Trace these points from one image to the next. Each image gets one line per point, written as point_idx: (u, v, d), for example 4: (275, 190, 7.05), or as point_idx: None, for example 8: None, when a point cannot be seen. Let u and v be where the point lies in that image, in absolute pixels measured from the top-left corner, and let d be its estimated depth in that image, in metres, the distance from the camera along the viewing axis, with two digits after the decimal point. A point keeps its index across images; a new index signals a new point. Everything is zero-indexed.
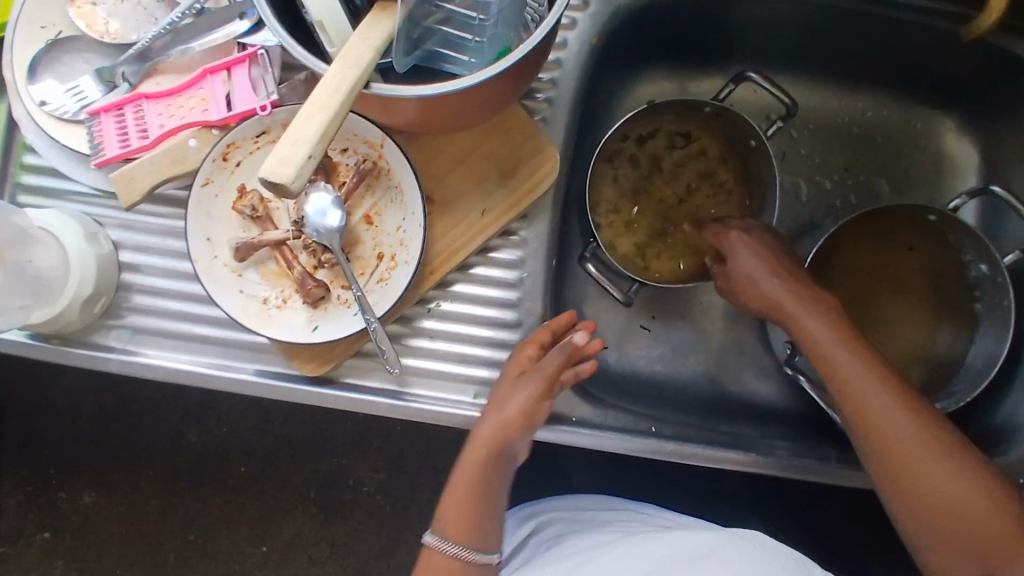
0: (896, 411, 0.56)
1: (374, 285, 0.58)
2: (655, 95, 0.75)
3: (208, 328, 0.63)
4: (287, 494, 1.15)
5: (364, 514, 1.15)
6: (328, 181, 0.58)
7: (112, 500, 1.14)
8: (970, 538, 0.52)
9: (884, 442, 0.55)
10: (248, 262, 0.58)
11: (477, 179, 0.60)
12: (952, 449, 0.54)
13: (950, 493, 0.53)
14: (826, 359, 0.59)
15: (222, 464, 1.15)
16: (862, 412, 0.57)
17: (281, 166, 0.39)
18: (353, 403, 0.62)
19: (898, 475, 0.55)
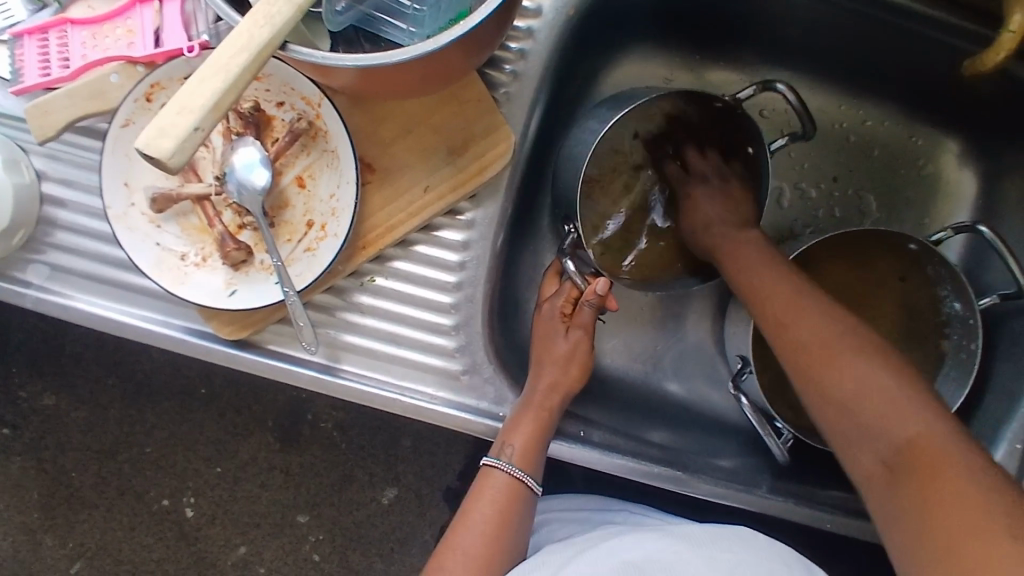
0: (827, 332, 0.53)
1: (300, 253, 0.55)
2: (639, 73, 0.71)
3: (128, 276, 0.59)
4: (245, 420, 1.14)
5: (321, 448, 1.14)
6: (259, 136, 0.54)
7: (72, 404, 1.14)
8: (894, 447, 0.48)
9: (826, 366, 0.52)
10: (168, 213, 0.55)
11: (423, 152, 0.56)
12: (867, 349, 0.51)
13: (899, 397, 0.49)
14: (769, 298, 0.57)
15: (182, 384, 1.14)
16: (799, 345, 0.54)
17: (162, 139, 0.36)
18: (272, 371, 0.59)
19: (832, 398, 0.51)
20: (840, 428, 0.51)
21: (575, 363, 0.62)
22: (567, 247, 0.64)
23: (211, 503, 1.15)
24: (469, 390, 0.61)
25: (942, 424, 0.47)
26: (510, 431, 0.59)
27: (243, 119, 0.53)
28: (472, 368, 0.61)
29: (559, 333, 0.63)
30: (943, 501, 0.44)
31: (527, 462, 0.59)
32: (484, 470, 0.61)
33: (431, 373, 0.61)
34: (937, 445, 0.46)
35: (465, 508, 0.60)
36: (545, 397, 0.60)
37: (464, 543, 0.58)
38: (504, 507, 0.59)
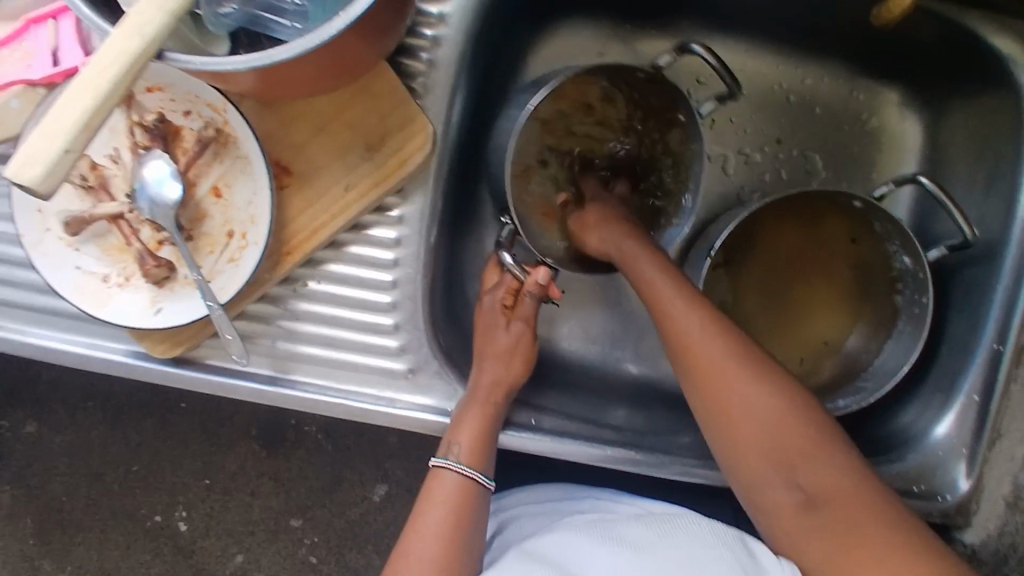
0: (717, 346, 0.53)
1: (224, 264, 0.54)
2: (570, 49, 0.69)
3: (56, 302, 0.58)
4: (230, 430, 1.14)
5: (308, 450, 1.14)
6: (168, 149, 0.53)
7: (53, 430, 1.13)
8: (801, 467, 0.51)
9: (725, 391, 0.52)
10: (85, 236, 0.54)
11: (340, 150, 0.55)
12: (760, 367, 0.53)
13: (793, 418, 0.52)
14: (654, 299, 0.56)
15: (164, 400, 1.13)
16: (693, 362, 0.53)
17: (30, 165, 0.34)
18: (212, 386, 0.58)
19: (733, 429, 0.52)
20: (750, 463, 0.52)
21: (517, 355, 0.61)
22: (505, 239, 0.63)
23: (203, 515, 1.14)
24: (414, 388, 0.60)
25: (832, 462, 0.51)
26: (455, 429, 0.58)
27: (149, 133, 0.52)
28: (416, 366, 0.60)
29: (501, 325, 0.62)
30: (850, 512, 0.49)
31: (474, 461, 0.58)
32: (433, 472, 0.60)
33: (374, 374, 0.59)
34: (837, 489, 0.50)
35: (417, 514, 0.58)
36: (489, 391, 0.59)
37: (420, 551, 0.55)
38: (459, 512, 0.57)
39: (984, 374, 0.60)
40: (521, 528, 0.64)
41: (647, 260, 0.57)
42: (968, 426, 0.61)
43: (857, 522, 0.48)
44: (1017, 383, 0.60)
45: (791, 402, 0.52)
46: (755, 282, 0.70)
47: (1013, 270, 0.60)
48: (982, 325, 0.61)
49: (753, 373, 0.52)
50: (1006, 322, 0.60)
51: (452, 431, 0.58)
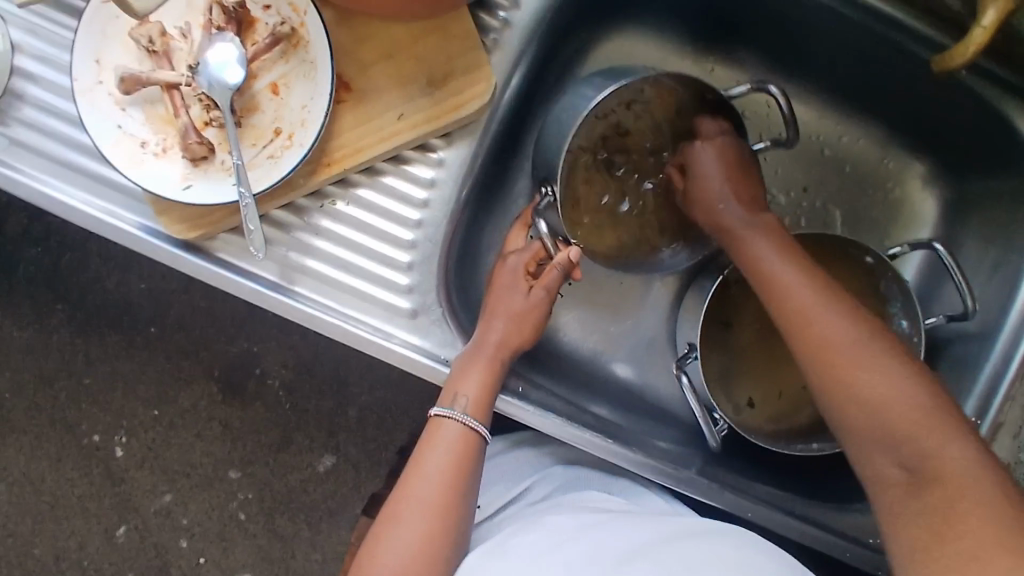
0: (826, 319, 0.55)
1: (262, 159, 0.54)
2: (632, 54, 0.72)
3: (87, 160, 0.58)
4: (191, 365, 1.11)
5: (265, 405, 1.11)
6: (239, 35, 0.53)
7: (15, 324, 1.10)
8: (906, 448, 0.50)
9: (823, 354, 0.54)
10: (135, 97, 0.54)
11: (402, 80, 0.56)
12: (853, 315, 0.55)
13: (908, 403, 0.51)
14: (769, 276, 0.59)
15: (134, 319, 1.11)
16: (787, 309, 0.57)
17: None
18: (218, 279, 0.58)
19: (844, 403, 0.53)
20: (865, 436, 0.52)
21: (529, 318, 0.61)
22: (541, 208, 0.63)
23: (142, 445, 1.11)
24: (413, 330, 0.60)
25: (954, 443, 0.49)
26: (461, 379, 0.58)
27: (226, 14, 0.53)
28: (421, 308, 0.60)
29: (519, 290, 0.61)
30: (958, 484, 0.47)
31: (477, 410, 0.58)
32: (432, 422, 0.60)
33: (376, 306, 0.60)
34: (955, 473, 0.47)
35: (417, 457, 0.58)
36: (497, 348, 0.59)
37: (421, 493, 0.57)
38: (459, 458, 0.58)
39: None
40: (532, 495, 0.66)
41: (761, 239, 0.61)
42: None
43: (948, 517, 0.46)
44: None
45: (937, 395, 0.51)
46: (757, 313, 0.72)
47: (1004, 351, 0.62)
48: (965, 398, 0.63)
49: (845, 331, 0.54)
50: (987, 399, 0.62)
51: (458, 376, 0.58)
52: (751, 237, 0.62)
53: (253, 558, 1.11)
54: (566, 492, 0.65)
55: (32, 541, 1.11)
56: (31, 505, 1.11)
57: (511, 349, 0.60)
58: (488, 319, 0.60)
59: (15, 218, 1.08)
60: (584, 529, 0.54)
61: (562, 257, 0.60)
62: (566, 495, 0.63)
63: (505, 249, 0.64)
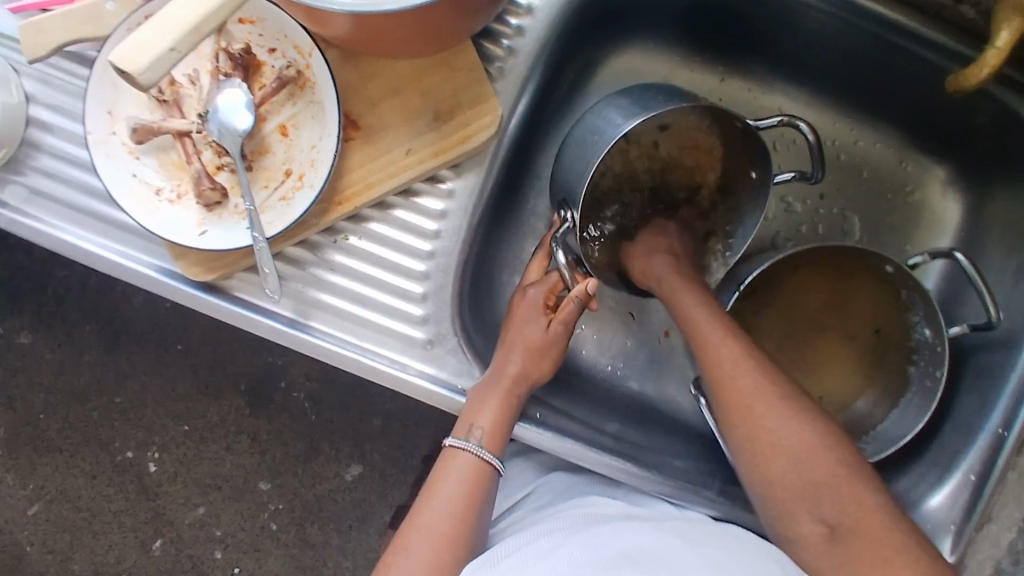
0: (754, 375, 0.55)
1: (275, 202, 0.55)
2: (639, 68, 0.71)
3: (104, 206, 0.59)
4: (218, 381, 1.13)
5: (291, 418, 1.13)
6: (246, 80, 0.54)
7: (47, 346, 1.13)
8: (826, 500, 0.51)
9: (749, 415, 0.54)
10: (148, 145, 0.55)
11: (409, 115, 0.56)
12: (764, 361, 0.56)
13: (790, 467, 0.52)
14: (697, 325, 0.58)
15: (162, 337, 1.13)
16: (715, 379, 0.56)
17: (140, 55, 0.37)
18: (235, 317, 0.59)
19: (767, 462, 0.53)
20: (774, 489, 0.53)
21: (546, 353, 0.61)
22: (560, 236, 0.61)
23: (174, 460, 1.13)
24: (429, 359, 0.61)
25: (859, 496, 0.51)
26: (476, 413, 0.58)
27: (232, 60, 0.53)
28: (437, 338, 0.61)
29: (539, 323, 0.61)
30: (868, 528, 0.49)
31: (494, 443, 0.59)
32: (446, 452, 0.60)
33: (393, 338, 0.60)
34: (862, 521, 0.50)
35: (429, 487, 0.59)
36: (515, 380, 0.59)
37: (430, 522, 0.57)
38: (472, 489, 0.58)
39: (983, 458, 0.61)
40: (538, 499, 0.68)
41: (693, 289, 0.60)
42: (958, 504, 0.61)
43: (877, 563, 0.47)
44: (1012, 471, 0.61)
45: (826, 436, 0.53)
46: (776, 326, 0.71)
47: None
48: (990, 409, 0.62)
49: (769, 396, 0.54)
50: (1013, 412, 0.61)
51: (472, 407, 0.58)
52: (682, 279, 0.61)
53: (286, 567, 1.13)
54: (571, 497, 0.65)
55: (73, 556, 1.14)
56: (70, 520, 1.14)
57: (529, 383, 0.60)
58: (506, 351, 0.60)
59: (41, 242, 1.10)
60: (577, 535, 0.54)
61: (578, 287, 0.59)
62: (570, 500, 0.64)
63: (523, 282, 0.64)
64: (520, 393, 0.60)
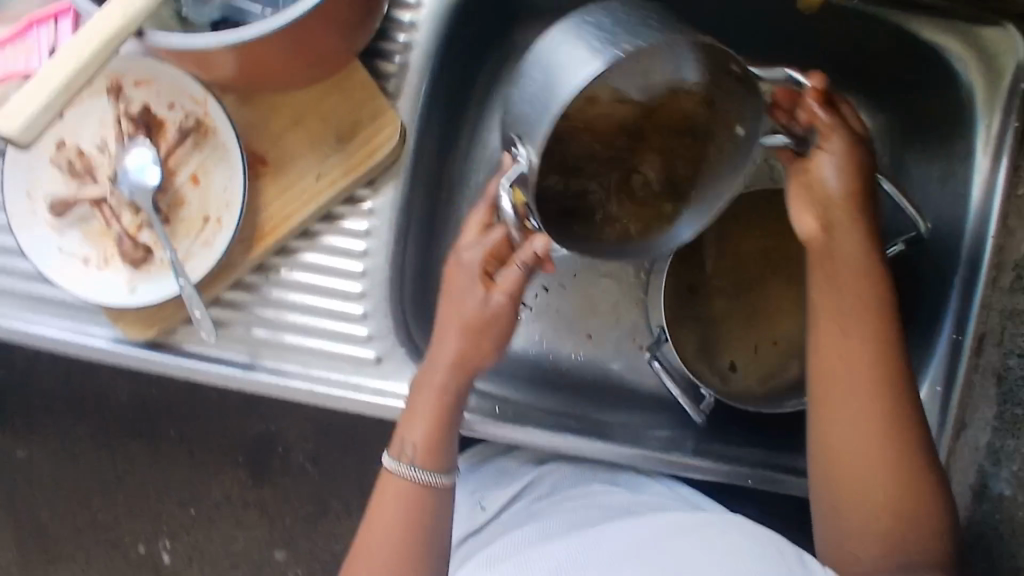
0: (868, 369, 0.53)
1: (198, 248, 0.56)
2: None
3: (38, 286, 0.60)
4: (216, 457, 1.12)
5: (295, 480, 1.12)
6: (151, 138, 0.55)
7: (44, 454, 1.13)
8: (891, 515, 0.52)
9: (870, 413, 0.53)
10: (71, 219, 0.56)
11: (313, 142, 0.58)
12: (895, 361, 0.53)
13: (861, 460, 0.52)
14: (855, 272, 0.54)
15: (154, 425, 1.13)
16: (827, 350, 0.54)
17: (11, 120, 0.41)
18: (185, 371, 0.60)
19: (829, 444, 0.54)
20: (833, 474, 0.54)
21: (480, 343, 0.57)
22: (512, 182, 0.50)
23: (187, 545, 1.12)
24: (382, 376, 0.61)
25: (924, 518, 0.52)
26: (406, 430, 0.58)
27: (134, 121, 0.55)
28: (387, 353, 0.61)
29: (476, 292, 0.56)
30: (905, 545, 0.51)
31: (425, 462, 0.58)
32: (384, 472, 0.60)
33: (343, 362, 0.61)
34: (922, 548, 0.51)
35: (375, 504, 0.59)
36: (445, 384, 0.57)
37: (378, 543, 0.58)
38: (411, 506, 0.58)
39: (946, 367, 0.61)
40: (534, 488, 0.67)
41: (850, 235, 0.54)
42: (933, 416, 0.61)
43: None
44: (978, 374, 0.61)
45: (913, 458, 0.52)
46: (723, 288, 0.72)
47: (967, 262, 0.62)
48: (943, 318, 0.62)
49: (883, 397, 0.52)
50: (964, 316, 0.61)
51: (409, 421, 0.58)
52: (838, 232, 0.54)
53: None
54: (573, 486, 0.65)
55: None
56: None
57: (463, 382, 0.58)
58: (438, 343, 0.58)
59: (19, 351, 1.11)
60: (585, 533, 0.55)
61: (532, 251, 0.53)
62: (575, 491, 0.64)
63: (459, 245, 0.58)
64: (461, 395, 0.58)
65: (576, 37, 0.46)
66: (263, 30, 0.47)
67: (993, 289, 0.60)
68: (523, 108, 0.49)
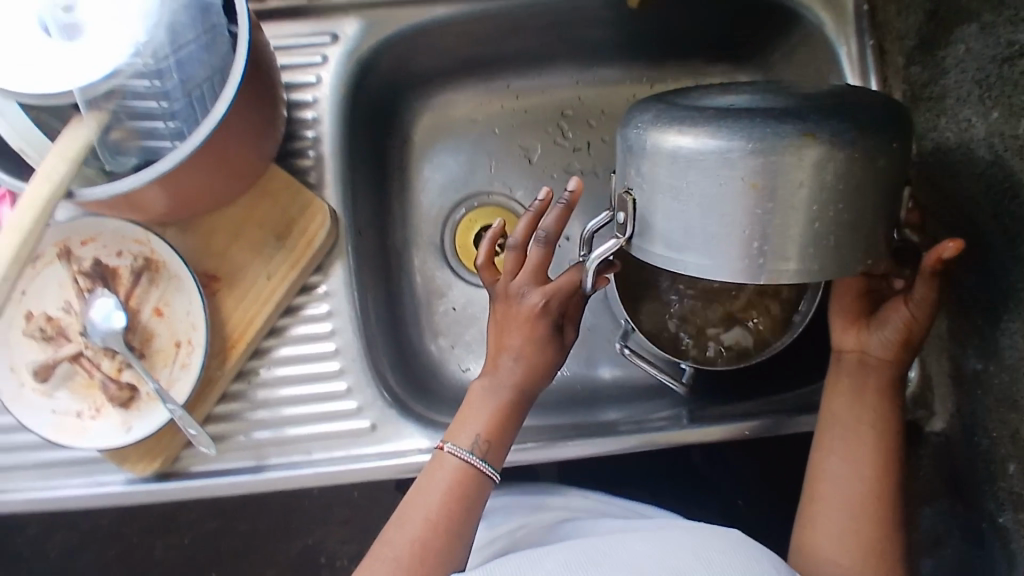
0: (868, 458, 0.56)
1: (178, 372, 0.60)
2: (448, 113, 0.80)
3: (39, 452, 0.63)
4: None
5: None
6: (109, 287, 0.60)
7: None
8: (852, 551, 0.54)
9: (856, 446, 0.56)
10: (55, 381, 0.60)
11: (256, 248, 0.62)
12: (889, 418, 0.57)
13: (842, 519, 0.55)
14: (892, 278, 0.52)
15: None
16: (860, 384, 0.57)
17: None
18: (197, 491, 0.62)
19: (810, 499, 0.58)
20: (810, 497, 0.58)
21: (537, 377, 0.58)
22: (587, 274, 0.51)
23: None
24: (381, 441, 0.64)
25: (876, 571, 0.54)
26: (471, 419, 0.57)
27: (89, 276, 0.60)
28: (380, 419, 0.64)
29: (541, 332, 0.57)
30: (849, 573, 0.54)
31: (496, 460, 0.57)
32: (437, 456, 0.57)
33: (342, 439, 0.64)
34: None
35: (405, 503, 0.56)
36: (515, 386, 0.57)
37: (395, 543, 0.53)
38: (453, 500, 0.55)
39: None
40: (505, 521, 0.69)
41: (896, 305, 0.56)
42: None
43: None
44: None
45: (885, 511, 0.55)
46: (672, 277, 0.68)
47: None
48: None
49: (878, 442, 0.56)
50: None
51: (475, 417, 0.57)
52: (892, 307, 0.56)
53: None
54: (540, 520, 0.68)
55: None
56: None
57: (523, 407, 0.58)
58: (503, 361, 0.58)
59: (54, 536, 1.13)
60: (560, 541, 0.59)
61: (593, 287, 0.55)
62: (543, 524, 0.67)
63: (519, 266, 0.57)
64: (515, 422, 0.58)
65: (697, 139, 0.42)
66: (173, 164, 0.52)
67: (902, 188, 0.65)
68: (653, 171, 0.44)
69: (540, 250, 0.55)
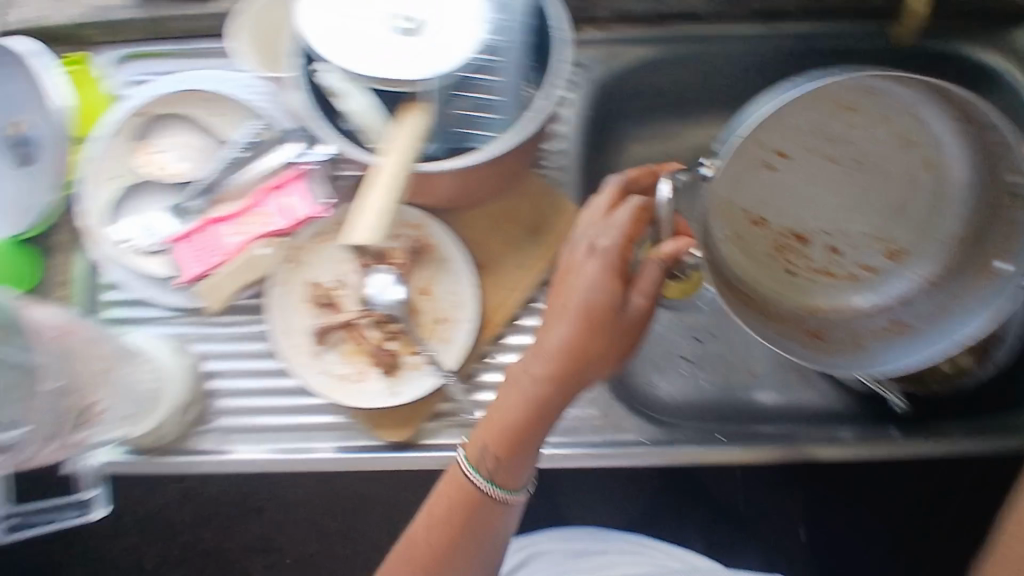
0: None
1: (439, 345, 0.65)
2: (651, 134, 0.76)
3: (290, 416, 0.66)
4: None
5: None
6: (384, 263, 0.65)
7: None
8: None
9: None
10: (327, 345, 0.65)
11: (513, 241, 0.68)
12: None
13: None
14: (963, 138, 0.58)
15: None
16: None
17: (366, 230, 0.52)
18: (432, 463, 0.63)
19: None
20: None
21: (600, 344, 0.50)
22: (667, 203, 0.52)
23: None
24: (606, 428, 0.69)
25: None
26: (489, 421, 0.53)
27: (368, 253, 0.65)
28: (609, 408, 0.69)
29: (611, 291, 0.51)
30: None
31: (503, 476, 0.53)
32: (452, 470, 0.55)
33: (573, 423, 0.69)
34: None
35: (429, 503, 0.55)
36: (557, 355, 0.51)
37: (419, 534, 0.55)
38: (452, 512, 0.54)
39: None
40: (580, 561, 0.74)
41: None
42: None
43: None
44: None
45: None
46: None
47: None
48: None
49: None
50: None
51: (487, 416, 0.53)
52: None
53: None
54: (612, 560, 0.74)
55: None
56: None
57: (541, 419, 0.52)
58: (553, 326, 0.51)
59: None
60: None
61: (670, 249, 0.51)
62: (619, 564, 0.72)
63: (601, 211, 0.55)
64: (550, 418, 0.53)
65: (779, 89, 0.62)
66: (475, 161, 0.57)
67: None
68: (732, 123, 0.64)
69: (621, 185, 0.56)
